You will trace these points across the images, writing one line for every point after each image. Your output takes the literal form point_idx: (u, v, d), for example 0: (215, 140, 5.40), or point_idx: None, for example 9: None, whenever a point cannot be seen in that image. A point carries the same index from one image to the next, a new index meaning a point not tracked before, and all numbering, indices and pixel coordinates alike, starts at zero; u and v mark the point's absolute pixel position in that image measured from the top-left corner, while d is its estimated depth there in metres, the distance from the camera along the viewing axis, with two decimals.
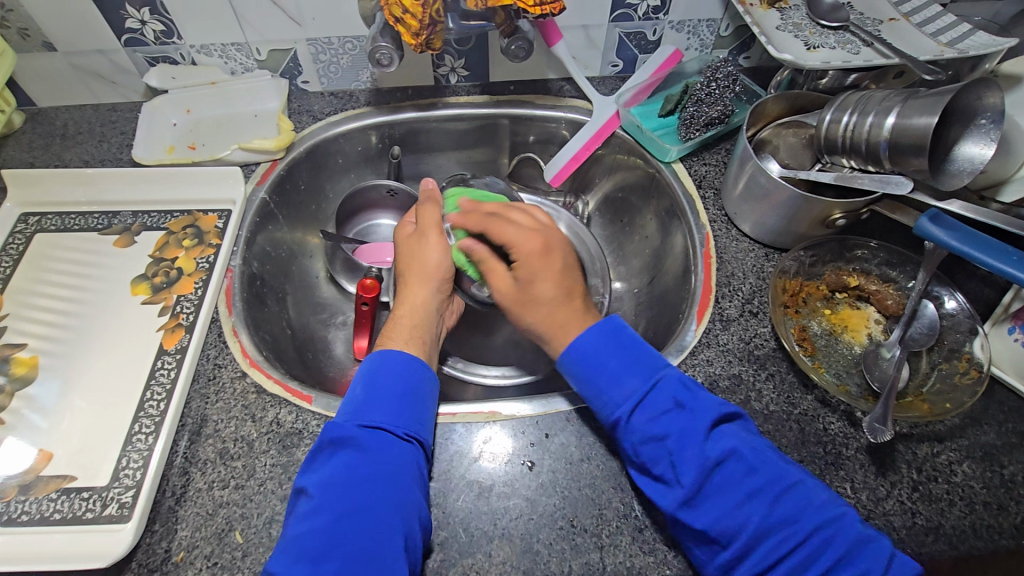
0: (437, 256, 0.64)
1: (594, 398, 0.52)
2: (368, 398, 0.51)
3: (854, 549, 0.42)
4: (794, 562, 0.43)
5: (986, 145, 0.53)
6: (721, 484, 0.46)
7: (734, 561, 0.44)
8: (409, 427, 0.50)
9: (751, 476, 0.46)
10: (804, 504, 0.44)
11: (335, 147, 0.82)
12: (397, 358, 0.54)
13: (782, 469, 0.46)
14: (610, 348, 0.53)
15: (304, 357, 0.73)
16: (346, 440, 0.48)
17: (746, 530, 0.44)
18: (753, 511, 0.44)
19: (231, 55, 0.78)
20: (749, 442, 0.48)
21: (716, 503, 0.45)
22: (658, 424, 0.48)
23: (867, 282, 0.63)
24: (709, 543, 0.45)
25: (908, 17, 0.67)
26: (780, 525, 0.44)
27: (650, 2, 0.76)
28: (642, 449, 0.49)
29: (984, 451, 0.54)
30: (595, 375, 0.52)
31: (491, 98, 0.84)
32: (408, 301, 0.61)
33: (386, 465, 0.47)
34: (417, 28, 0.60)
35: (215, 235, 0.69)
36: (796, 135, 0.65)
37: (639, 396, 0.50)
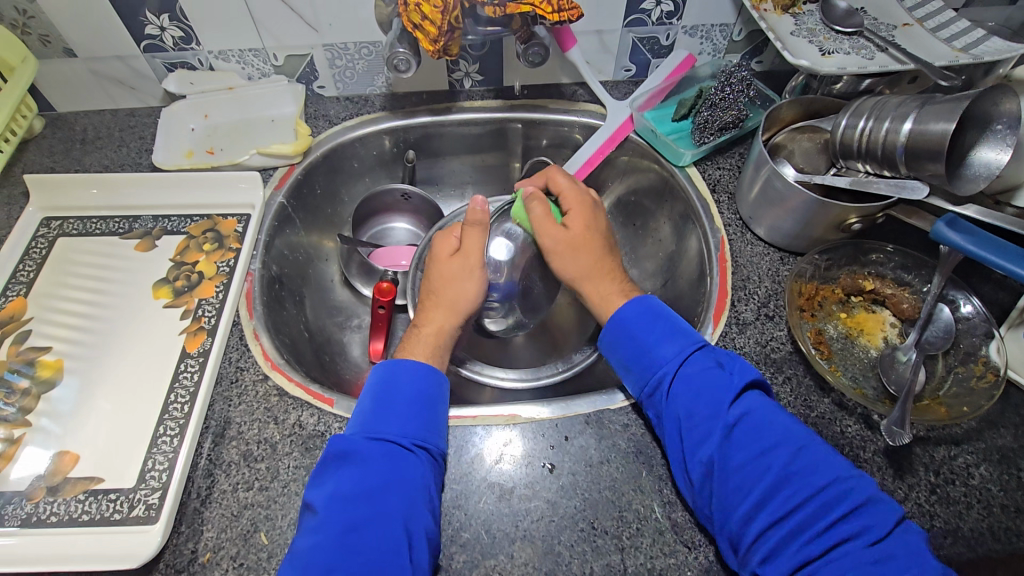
0: (472, 285, 0.64)
1: (637, 357, 0.56)
2: (376, 409, 0.52)
3: (865, 506, 0.44)
4: (810, 510, 0.45)
5: (1002, 150, 0.53)
6: (747, 436, 0.49)
7: (752, 510, 0.46)
8: (415, 436, 0.51)
9: (774, 430, 0.49)
10: (823, 460, 0.47)
11: (351, 151, 0.83)
12: (409, 371, 0.55)
13: (802, 431, 0.49)
14: (654, 315, 0.57)
15: (321, 360, 0.73)
16: (352, 452, 0.49)
17: (768, 477, 0.46)
18: (776, 458, 0.47)
19: (248, 60, 0.78)
20: (773, 407, 0.51)
21: (741, 452, 0.48)
22: (696, 379, 0.52)
23: (882, 286, 0.63)
24: (732, 490, 0.47)
25: (922, 22, 0.67)
26: (801, 476, 0.46)
27: (663, 7, 0.76)
28: (681, 402, 0.51)
29: (1001, 454, 0.54)
30: (639, 338, 0.56)
31: (504, 103, 0.85)
32: (433, 322, 0.62)
33: (391, 477, 0.48)
34: (435, 35, 0.61)
35: (234, 239, 0.70)
36: (811, 140, 0.66)
37: (680, 355, 0.54)
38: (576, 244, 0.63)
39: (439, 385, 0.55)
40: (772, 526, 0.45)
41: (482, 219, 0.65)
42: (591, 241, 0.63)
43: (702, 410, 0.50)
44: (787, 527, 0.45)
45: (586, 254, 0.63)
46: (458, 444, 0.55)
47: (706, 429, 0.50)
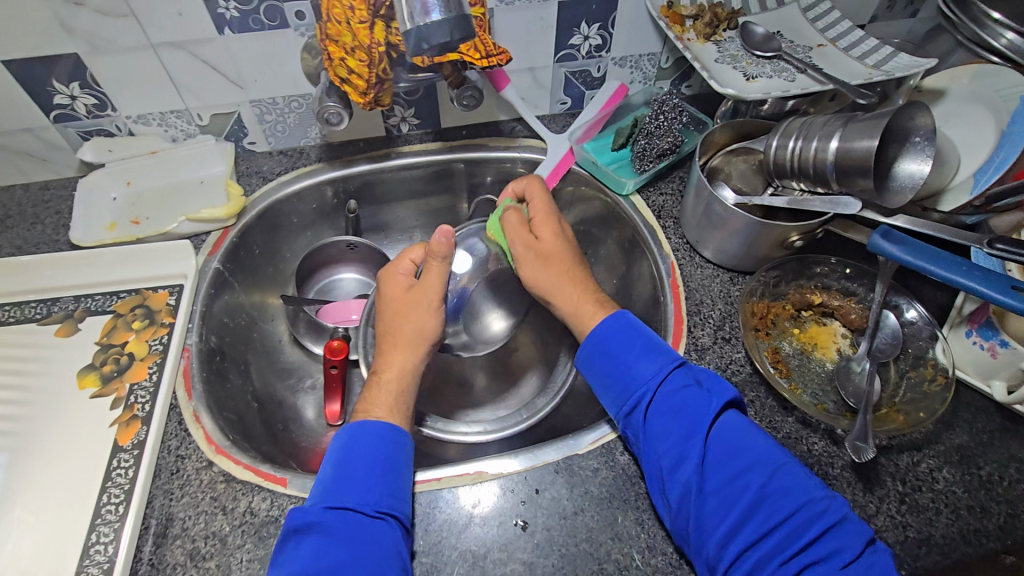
0: (433, 318, 0.60)
1: (618, 376, 0.54)
2: (337, 475, 0.49)
3: (840, 527, 0.44)
4: (786, 531, 0.44)
5: (924, 162, 0.55)
6: (722, 459, 0.48)
7: (728, 534, 0.45)
8: (379, 503, 0.48)
9: (750, 451, 0.48)
10: (797, 482, 0.46)
11: (288, 207, 0.80)
12: (374, 428, 0.52)
13: (778, 451, 0.49)
14: (633, 330, 0.56)
15: (273, 431, 0.69)
16: (311, 524, 0.46)
17: (744, 500, 0.46)
18: (751, 481, 0.46)
19: (171, 123, 0.75)
20: (749, 428, 0.50)
21: (716, 474, 0.48)
22: (675, 398, 0.51)
23: (829, 298, 0.65)
24: (708, 512, 0.46)
25: (834, 42, 0.70)
26: (775, 498, 0.45)
27: (591, 42, 0.78)
28: (661, 424, 0.51)
29: (960, 454, 0.55)
30: (619, 357, 0.55)
31: (444, 145, 0.84)
32: (396, 366, 0.57)
33: (356, 549, 0.45)
34: (364, 87, 0.59)
35: (167, 313, 0.65)
36: (746, 162, 0.68)
37: (661, 372, 0.53)
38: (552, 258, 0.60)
39: (402, 443, 0.52)
40: (748, 548, 0.44)
41: (446, 250, 0.59)
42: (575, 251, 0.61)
43: (677, 433, 0.50)
44: (762, 549, 0.44)
45: (561, 259, 0.60)
46: (425, 511, 0.52)
47: (681, 452, 0.49)
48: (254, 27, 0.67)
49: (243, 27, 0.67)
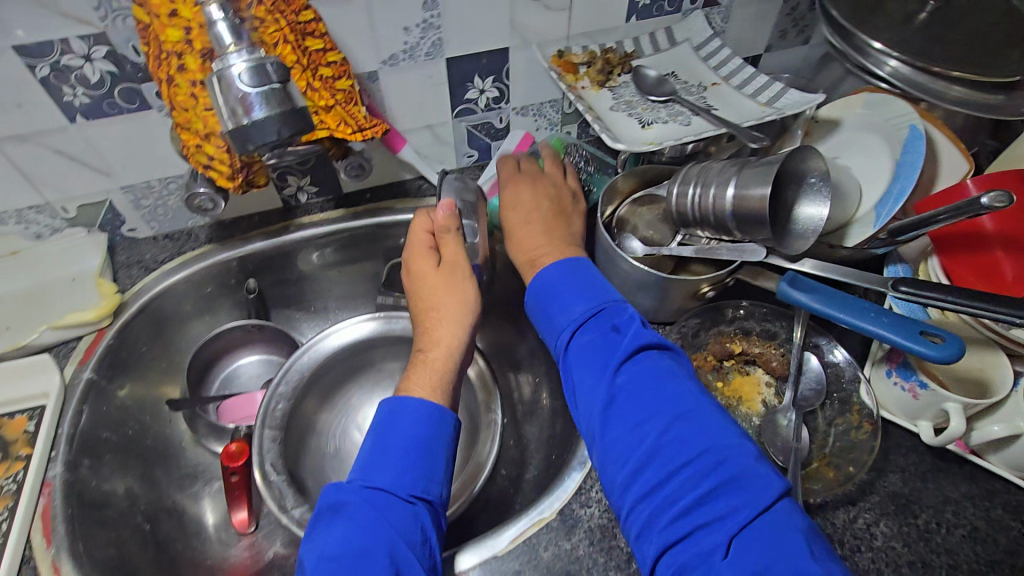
0: (470, 294, 0.62)
1: (547, 327, 0.54)
2: (372, 454, 0.51)
3: (737, 480, 0.40)
4: (678, 482, 0.41)
5: (821, 205, 0.54)
6: (629, 407, 0.46)
7: (625, 482, 0.43)
8: (413, 488, 0.49)
9: (657, 398, 0.45)
10: (700, 432, 0.43)
11: (177, 297, 0.73)
12: (415, 406, 0.53)
13: (691, 400, 0.45)
14: (561, 277, 0.55)
15: (166, 556, 0.61)
16: (344, 503, 0.48)
17: (639, 451, 0.43)
18: (650, 429, 0.44)
19: (30, 219, 0.67)
20: (665, 374, 0.47)
21: (620, 424, 0.45)
22: (588, 347, 0.50)
23: (750, 346, 0.62)
24: (611, 461, 0.45)
25: (727, 80, 0.69)
26: (675, 446, 0.43)
27: (487, 94, 0.74)
28: (576, 370, 0.49)
29: (896, 504, 0.53)
30: (546, 305, 0.54)
31: (347, 211, 0.79)
32: (441, 343, 0.60)
33: (383, 534, 0.46)
34: (230, 172, 0.53)
35: (23, 444, 0.59)
36: (651, 211, 0.65)
37: (578, 321, 0.51)
38: (511, 224, 0.63)
39: (441, 424, 0.53)
40: (643, 498, 0.42)
41: (454, 224, 0.65)
42: (528, 203, 0.64)
43: (587, 380, 0.48)
44: (654, 500, 0.41)
45: (513, 221, 0.63)
46: None
47: (590, 398, 0.47)
48: (110, 111, 0.61)
49: (98, 112, 0.60)
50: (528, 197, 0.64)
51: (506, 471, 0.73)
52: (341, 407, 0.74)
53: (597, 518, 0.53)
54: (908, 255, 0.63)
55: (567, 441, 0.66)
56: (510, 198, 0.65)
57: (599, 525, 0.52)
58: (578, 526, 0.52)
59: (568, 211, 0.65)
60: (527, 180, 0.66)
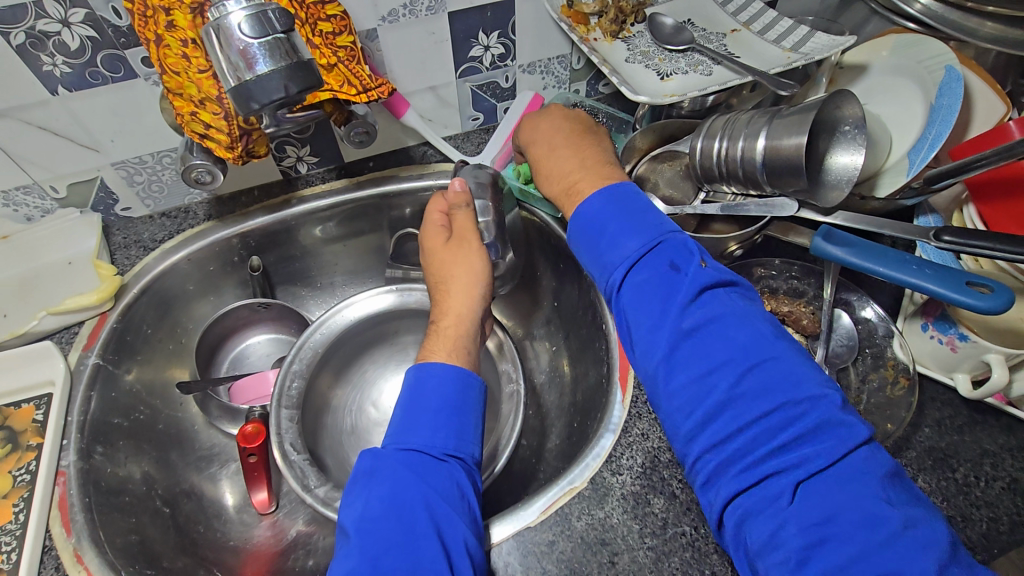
0: (476, 260, 0.61)
1: (596, 264, 0.51)
2: (404, 418, 0.50)
3: (816, 429, 0.38)
4: (753, 435, 0.39)
5: (856, 153, 0.51)
6: (695, 353, 0.43)
7: (692, 432, 0.42)
8: (446, 446, 0.49)
9: (729, 344, 0.42)
10: (778, 380, 0.40)
11: (179, 276, 0.70)
12: (442, 371, 0.52)
13: (767, 344, 0.42)
14: (612, 207, 0.50)
15: (190, 538, 0.60)
16: (379, 467, 0.47)
17: (708, 402, 0.41)
18: (720, 379, 0.41)
19: (18, 200, 0.64)
20: (735, 318, 0.43)
21: (686, 371, 0.43)
22: (643, 288, 0.46)
23: (778, 304, 0.58)
24: (675, 408, 0.43)
25: (748, 26, 0.65)
26: (749, 396, 0.40)
27: (493, 51, 0.69)
28: (633, 313, 0.46)
29: (932, 458, 0.52)
30: (595, 240, 0.51)
31: (350, 181, 0.75)
32: (452, 311, 0.59)
33: (421, 491, 0.45)
34: (229, 141, 0.50)
35: (34, 433, 0.56)
36: (672, 169, 0.62)
37: (632, 258, 0.48)
38: (540, 166, 0.59)
39: (469, 386, 0.53)
40: (712, 448, 0.41)
41: (465, 200, 0.63)
42: (547, 140, 0.59)
43: (647, 323, 0.45)
44: (724, 451, 0.40)
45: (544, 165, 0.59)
46: None
47: (651, 341, 0.45)
48: (94, 82, 0.57)
49: (81, 84, 0.57)
50: (546, 131, 0.60)
51: (528, 441, 0.71)
52: (356, 381, 0.72)
53: (630, 486, 0.51)
54: (939, 205, 0.61)
55: (589, 409, 0.65)
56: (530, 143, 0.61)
57: (632, 492, 0.51)
58: (610, 493, 0.51)
59: (594, 131, 0.60)
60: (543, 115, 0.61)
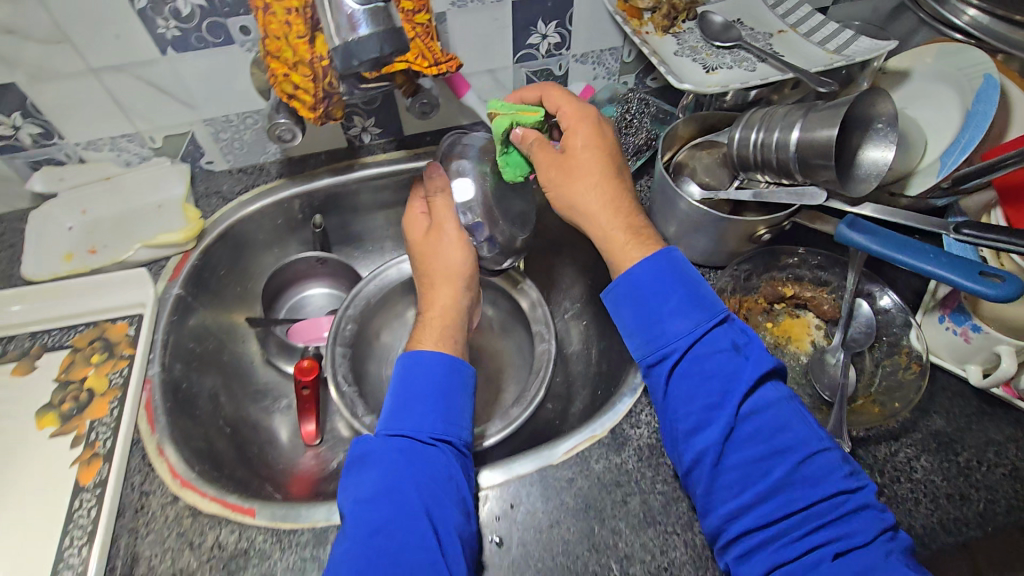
0: (458, 249, 0.62)
1: (646, 331, 0.51)
2: (396, 404, 0.53)
3: (855, 516, 0.43)
4: (802, 519, 0.43)
5: (887, 148, 0.54)
6: (752, 437, 0.46)
7: (738, 510, 0.45)
8: (434, 430, 0.51)
9: (784, 432, 0.46)
10: (825, 471, 0.45)
11: (252, 225, 0.78)
12: (429, 357, 0.55)
13: (814, 433, 0.47)
14: (670, 279, 0.51)
15: (247, 456, 0.67)
16: (371, 454, 0.50)
17: (761, 484, 0.45)
18: (774, 465, 0.45)
19: (122, 147, 0.72)
20: (788, 406, 0.47)
21: (740, 452, 0.46)
22: (704, 367, 0.48)
23: (802, 290, 0.63)
24: (722, 485, 0.46)
25: (795, 28, 0.69)
26: (798, 482, 0.44)
27: (549, 39, 0.75)
28: (686, 391, 0.48)
29: (937, 441, 0.55)
30: (648, 308, 0.51)
31: (408, 153, 0.82)
32: (437, 303, 0.61)
33: (411, 472, 0.48)
34: (312, 102, 0.57)
35: (127, 345, 0.63)
36: (710, 155, 0.67)
37: (694, 336, 0.49)
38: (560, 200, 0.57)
39: (457, 371, 0.55)
40: (757, 528, 0.44)
41: (444, 184, 0.66)
42: (593, 166, 0.56)
43: (702, 403, 0.47)
44: (769, 531, 0.44)
45: (588, 194, 0.56)
46: None
47: (704, 419, 0.47)
48: (198, 45, 0.64)
49: (186, 46, 0.64)
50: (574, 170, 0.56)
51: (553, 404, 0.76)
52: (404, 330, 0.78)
53: (646, 439, 0.56)
54: None
55: (614, 376, 0.70)
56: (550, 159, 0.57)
57: (648, 444, 0.55)
58: (627, 443, 0.56)
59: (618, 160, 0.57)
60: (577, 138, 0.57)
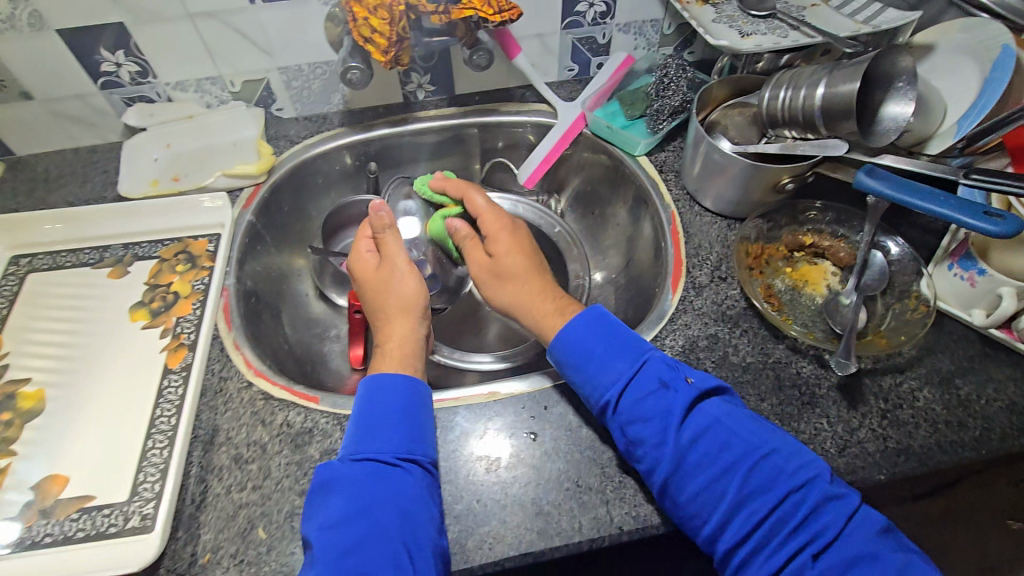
0: (414, 281, 0.66)
1: (584, 385, 0.55)
2: (359, 427, 0.52)
3: (818, 509, 0.45)
4: (766, 529, 0.45)
5: (906, 104, 0.60)
6: (701, 458, 0.48)
7: (715, 531, 0.47)
8: (399, 449, 0.51)
9: (729, 448, 0.48)
10: (777, 473, 0.47)
11: (314, 167, 0.85)
12: (388, 379, 0.56)
13: (761, 438, 0.49)
14: (596, 333, 0.56)
15: (303, 369, 0.75)
16: (335, 480, 0.49)
17: (721, 505, 0.47)
18: (728, 483, 0.47)
19: (206, 89, 0.81)
20: (727, 418, 0.50)
21: (695, 478, 0.48)
22: (640, 406, 0.51)
23: (821, 240, 0.69)
24: (694, 511, 0.48)
25: (827, 2, 0.74)
26: (756, 495, 0.46)
27: (596, 8, 0.81)
28: (633, 432, 0.51)
29: (941, 377, 0.59)
30: (582, 364, 0.55)
31: (459, 109, 0.88)
32: (394, 336, 0.63)
33: (381, 495, 0.48)
34: (386, 46, 0.64)
35: (207, 258, 0.72)
36: (741, 115, 0.72)
37: (623, 381, 0.52)
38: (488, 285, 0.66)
39: (419, 392, 0.56)
40: (738, 543, 0.46)
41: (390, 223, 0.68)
42: (516, 271, 0.64)
43: (650, 440, 0.50)
44: (749, 544, 0.45)
45: (507, 294, 0.64)
46: (443, 426, 0.58)
47: (657, 455, 0.50)
48: None
49: None
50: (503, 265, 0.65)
51: None
52: None
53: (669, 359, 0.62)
54: None
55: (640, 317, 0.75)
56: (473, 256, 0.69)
57: None
58: None
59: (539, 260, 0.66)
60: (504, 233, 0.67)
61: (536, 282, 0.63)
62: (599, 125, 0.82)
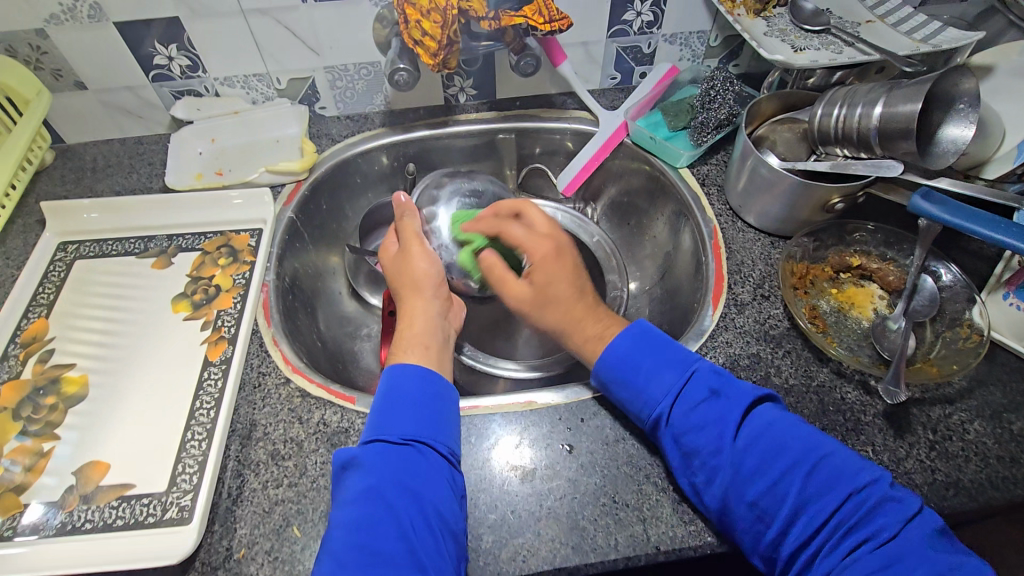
0: (425, 264, 0.65)
1: (634, 399, 0.55)
2: (379, 410, 0.53)
3: (878, 509, 0.45)
4: (827, 532, 0.45)
5: (967, 127, 0.59)
6: (757, 465, 0.48)
7: (776, 538, 0.46)
8: (407, 431, 0.51)
9: (784, 451, 0.48)
10: (838, 474, 0.47)
11: (354, 167, 0.86)
12: (407, 372, 0.55)
13: (815, 441, 0.49)
14: (642, 348, 0.56)
15: (336, 367, 0.75)
16: (352, 460, 0.50)
17: (782, 509, 0.46)
18: (790, 483, 0.47)
19: (252, 85, 0.82)
20: (780, 423, 0.50)
21: (754, 484, 0.48)
22: (695, 415, 0.52)
23: (868, 262, 0.67)
24: (753, 520, 0.47)
25: (883, 19, 0.72)
26: (817, 497, 0.46)
27: (643, 18, 0.80)
28: (688, 442, 0.51)
29: (992, 410, 0.57)
30: (631, 379, 0.55)
31: (499, 114, 0.88)
32: (409, 318, 0.62)
33: (391, 473, 0.49)
34: (435, 49, 0.64)
35: (248, 253, 0.73)
36: (791, 131, 0.71)
37: (675, 392, 0.53)
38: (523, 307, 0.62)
39: (431, 378, 0.55)
40: (798, 547, 0.45)
41: (410, 207, 0.69)
42: (562, 293, 0.60)
43: (706, 447, 0.50)
44: (809, 549, 0.45)
45: (553, 320, 0.60)
46: (479, 432, 0.57)
47: (715, 463, 0.49)
48: None
49: None
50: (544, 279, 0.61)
51: None
52: None
53: None
54: None
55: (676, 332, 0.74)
56: (509, 271, 0.63)
57: None
58: None
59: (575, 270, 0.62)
60: (541, 247, 0.62)
61: (580, 304, 0.60)
62: (642, 137, 0.81)
